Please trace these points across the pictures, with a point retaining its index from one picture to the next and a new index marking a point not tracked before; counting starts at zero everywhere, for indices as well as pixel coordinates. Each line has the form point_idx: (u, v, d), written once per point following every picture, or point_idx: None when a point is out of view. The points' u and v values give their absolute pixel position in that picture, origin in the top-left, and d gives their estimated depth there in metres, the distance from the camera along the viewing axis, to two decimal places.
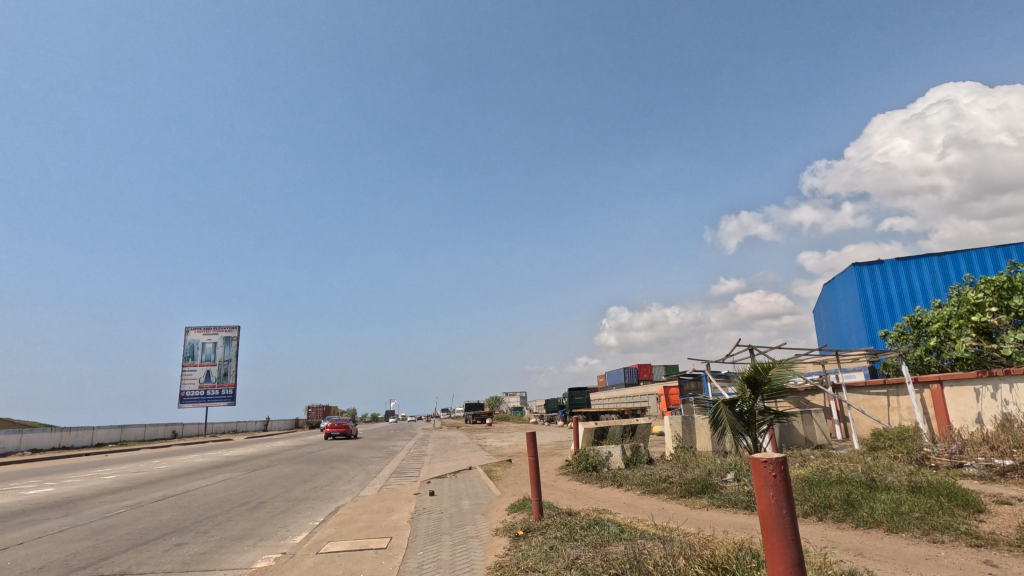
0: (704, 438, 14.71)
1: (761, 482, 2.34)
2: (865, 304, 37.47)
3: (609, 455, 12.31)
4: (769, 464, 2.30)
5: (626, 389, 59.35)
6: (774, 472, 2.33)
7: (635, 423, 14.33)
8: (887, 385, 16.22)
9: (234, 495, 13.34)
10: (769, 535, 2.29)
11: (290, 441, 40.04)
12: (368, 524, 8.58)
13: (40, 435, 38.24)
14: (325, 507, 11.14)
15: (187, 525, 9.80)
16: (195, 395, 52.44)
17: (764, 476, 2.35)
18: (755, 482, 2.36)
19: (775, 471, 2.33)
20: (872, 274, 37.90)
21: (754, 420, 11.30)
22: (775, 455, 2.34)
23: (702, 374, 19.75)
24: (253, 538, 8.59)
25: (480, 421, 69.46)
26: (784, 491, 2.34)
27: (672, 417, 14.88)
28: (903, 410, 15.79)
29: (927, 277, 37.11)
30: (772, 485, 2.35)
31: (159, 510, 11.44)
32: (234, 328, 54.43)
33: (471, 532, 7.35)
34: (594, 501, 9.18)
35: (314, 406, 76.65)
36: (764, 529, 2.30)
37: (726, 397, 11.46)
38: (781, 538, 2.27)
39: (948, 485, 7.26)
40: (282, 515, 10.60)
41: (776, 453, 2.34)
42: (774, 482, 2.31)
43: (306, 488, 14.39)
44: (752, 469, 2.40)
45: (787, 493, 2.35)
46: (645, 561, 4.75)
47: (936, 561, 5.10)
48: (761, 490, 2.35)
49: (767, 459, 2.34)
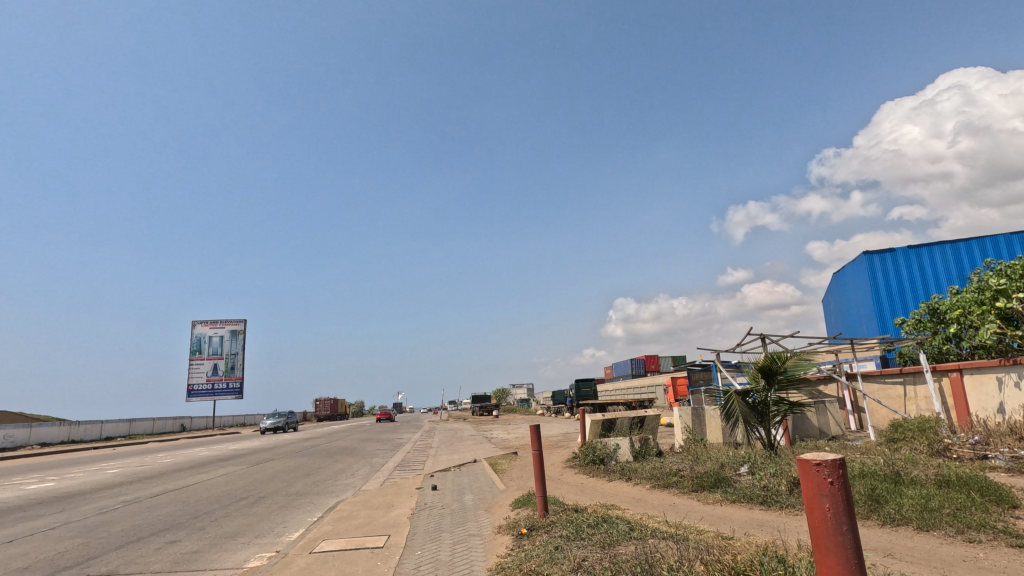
0: (715, 431, 14.17)
1: (815, 491, 1.99)
2: (876, 293, 36.82)
3: (617, 448, 11.98)
4: (824, 470, 1.95)
5: (634, 380, 58.96)
6: (831, 479, 1.97)
7: (644, 415, 13.95)
8: (904, 374, 15.74)
9: (235, 490, 13.10)
10: (825, 555, 1.95)
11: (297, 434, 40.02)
12: (366, 520, 8.27)
13: (50, 429, 38.47)
14: (324, 502, 10.86)
15: (182, 522, 9.54)
16: (203, 389, 52.55)
17: (818, 483, 1.99)
18: (807, 491, 2.00)
19: (832, 477, 1.97)
20: (883, 262, 37.22)
21: (767, 412, 10.87)
22: (830, 459, 1.99)
23: (711, 364, 19.30)
24: (247, 536, 8.28)
25: (487, 412, 69.46)
26: (842, 501, 1.98)
27: (682, 408, 14.60)
28: (921, 399, 15.31)
29: (940, 264, 36.38)
30: (827, 494, 2.00)
31: (156, 505, 11.22)
32: (240, 321, 54.48)
33: (472, 530, 7.00)
34: (603, 496, 8.79)
35: (321, 399, 76.99)
36: (820, 548, 1.96)
37: (738, 388, 11.02)
38: (840, 559, 1.94)
39: (978, 479, 6.82)
40: (280, 511, 10.32)
41: (831, 458, 1.99)
42: (831, 491, 1.95)
43: (307, 482, 14.12)
44: (802, 475, 2.05)
45: (846, 504, 1.99)
46: (658, 563, 4.36)
47: (975, 563, 4.69)
48: (815, 501, 1.99)
49: (821, 464, 1.99)
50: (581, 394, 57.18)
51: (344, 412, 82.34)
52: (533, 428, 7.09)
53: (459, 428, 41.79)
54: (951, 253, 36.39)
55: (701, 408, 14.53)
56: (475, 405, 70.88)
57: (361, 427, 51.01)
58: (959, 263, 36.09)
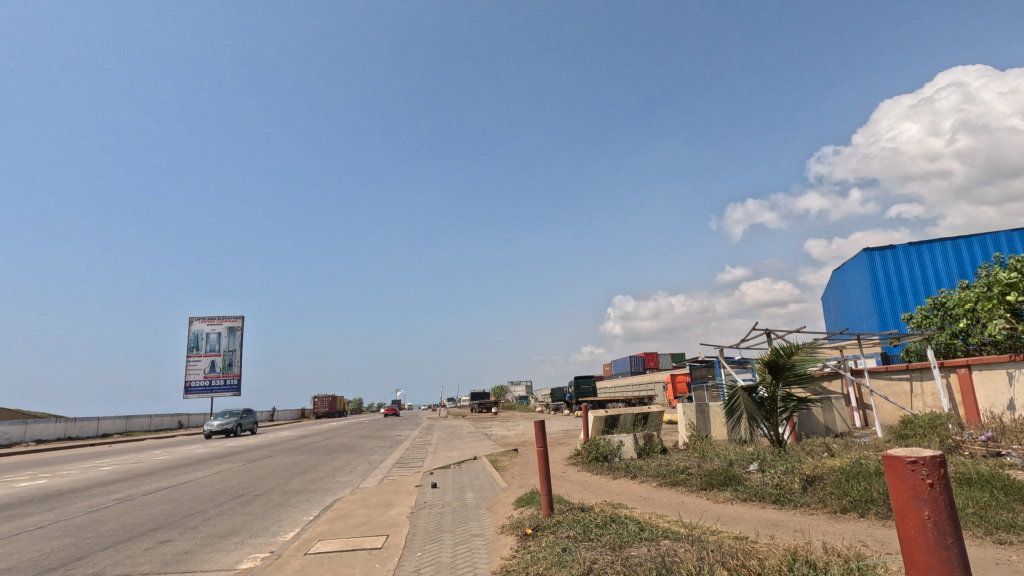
0: (720, 427, 13.95)
1: (909, 496, 1.91)
2: (876, 291, 36.59)
3: (620, 445, 11.72)
4: (920, 471, 1.88)
5: (632, 377, 58.76)
6: (930, 481, 1.89)
7: (647, 411, 13.68)
8: (910, 370, 15.50)
9: (229, 488, 12.82)
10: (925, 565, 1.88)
11: (295, 432, 39.76)
12: (365, 520, 7.99)
13: (45, 426, 38.12)
14: (322, 500, 10.58)
15: (174, 521, 9.25)
16: (200, 385, 52.21)
17: (914, 487, 1.91)
18: (900, 495, 1.93)
19: (930, 480, 1.89)
20: (883, 260, 36.99)
21: (775, 408, 10.60)
22: (929, 464, 1.91)
23: (714, 360, 19.03)
24: (241, 536, 8.00)
25: (485, 410, 69.25)
26: (943, 507, 1.89)
27: (686, 405, 14.32)
28: (927, 396, 15.08)
29: (941, 261, 36.16)
30: (926, 499, 1.91)
31: (148, 503, 10.93)
32: (238, 318, 54.10)
33: (474, 530, 6.72)
34: (609, 495, 8.51)
35: (319, 397, 76.76)
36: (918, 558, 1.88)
37: (745, 383, 10.73)
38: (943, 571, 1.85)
39: (1000, 476, 6.57)
40: (276, 510, 10.04)
41: (928, 462, 1.91)
42: (930, 495, 1.87)
43: (304, 480, 13.85)
44: (895, 478, 1.97)
45: (948, 511, 1.89)
46: (676, 567, 4.09)
47: (1009, 566, 4.43)
48: (912, 507, 1.91)
49: (919, 465, 1.91)
50: (580, 391, 56.93)
51: (342, 410, 82.08)
52: (538, 424, 6.80)
53: (457, 425, 41.55)
54: (951, 250, 36.18)
55: (705, 404, 14.25)
56: (473, 402, 70.66)
57: (359, 424, 50.73)
58: (959, 260, 35.89)
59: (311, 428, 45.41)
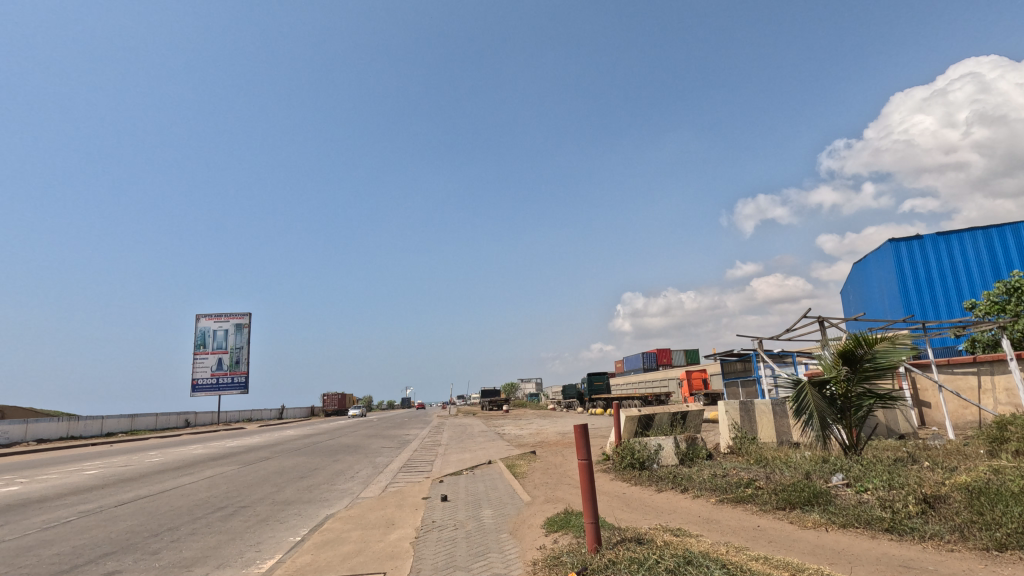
0: (768, 429, 12.41)
1: None
2: (903, 284, 34.54)
3: (659, 449, 10.15)
4: None
5: (646, 374, 57.00)
6: None
7: (685, 410, 12.08)
8: (979, 363, 13.75)
9: (214, 498, 11.34)
10: None
11: (300, 431, 38.44)
12: (357, 548, 6.44)
13: (47, 425, 37.11)
14: (313, 515, 9.06)
15: (136, 543, 7.79)
16: (207, 383, 51.15)
17: None
18: None
19: None
20: (911, 251, 34.94)
21: (849, 407, 8.85)
22: None
23: (750, 353, 17.32)
24: (207, 566, 6.51)
25: (496, 407, 67.80)
26: None
27: (728, 403, 12.64)
28: (999, 392, 13.33)
29: (972, 252, 34.05)
30: None
31: (114, 518, 9.48)
32: (244, 315, 53.05)
33: (497, 567, 5.15)
34: (660, 516, 6.91)
35: (329, 394, 76.24)
36: None
37: (814, 377, 9.00)
38: None
39: None
40: (259, 528, 8.52)
41: None
42: None
43: (299, 488, 12.40)
44: None
45: None
46: None
47: None
48: None
49: None
50: (593, 387, 55.31)
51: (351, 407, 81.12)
52: (580, 429, 5.11)
53: (468, 423, 40.14)
54: (983, 240, 34.08)
55: (749, 402, 12.64)
56: (483, 398, 69.44)
57: (367, 422, 49.66)
58: (992, 251, 33.76)
59: (318, 427, 44.31)
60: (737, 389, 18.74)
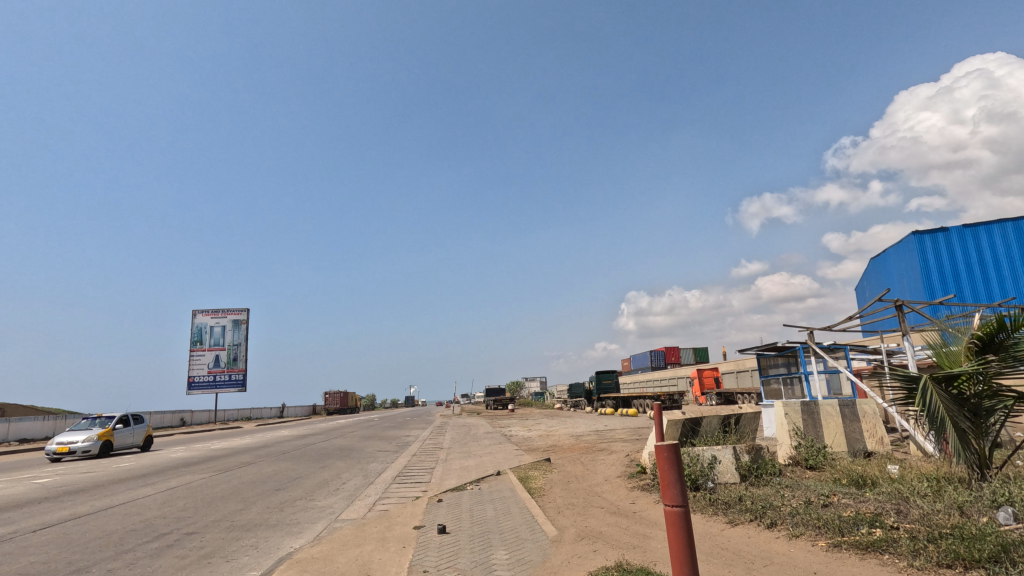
0: (835, 435, 10.25)
1: None
2: (928, 280, 32.03)
3: (715, 462, 7.98)
4: None
5: (656, 373, 54.63)
6: None
7: (738, 412, 9.93)
8: None
9: (162, 520, 9.21)
10: None
11: (294, 431, 36.30)
12: None
13: (31, 424, 35.07)
14: (271, 550, 6.91)
15: None
16: (204, 381, 49.19)
17: None
18: None
19: None
20: (935, 244, 32.48)
21: (984, 411, 6.61)
22: None
23: (797, 347, 15.09)
24: None
25: (500, 407, 65.69)
26: None
27: (788, 403, 10.44)
28: None
29: (1000, 245, 31.63)
30: None
31: (18, 551, 7.33)
32: (242, 310, 51.04)
33: None
34: (751, 571, 4.74)
35: (330, 393, 74.76)
36: None
37: (937, 371, 6.78)
38: None
39: None
40: (196, 570, 6.36)
41: None
42: None
43: (271, 505, 10.26)
44: None
45: None
46: None
47: None
48: None
49: None
50: (601, 386, 52.95)
51: (353, 406, 78.81)
52: (667, 448, 2.90)
53: (470, 424, 38.02)
54: (1014, 233, 31.59)
55: (813, 403, 10.49)
56: (486, 398, 67.13)
57: (367, 421, 47.39)
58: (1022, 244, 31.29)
59: (317, 426, 42.20)
60: (777, 388, 16.49)
